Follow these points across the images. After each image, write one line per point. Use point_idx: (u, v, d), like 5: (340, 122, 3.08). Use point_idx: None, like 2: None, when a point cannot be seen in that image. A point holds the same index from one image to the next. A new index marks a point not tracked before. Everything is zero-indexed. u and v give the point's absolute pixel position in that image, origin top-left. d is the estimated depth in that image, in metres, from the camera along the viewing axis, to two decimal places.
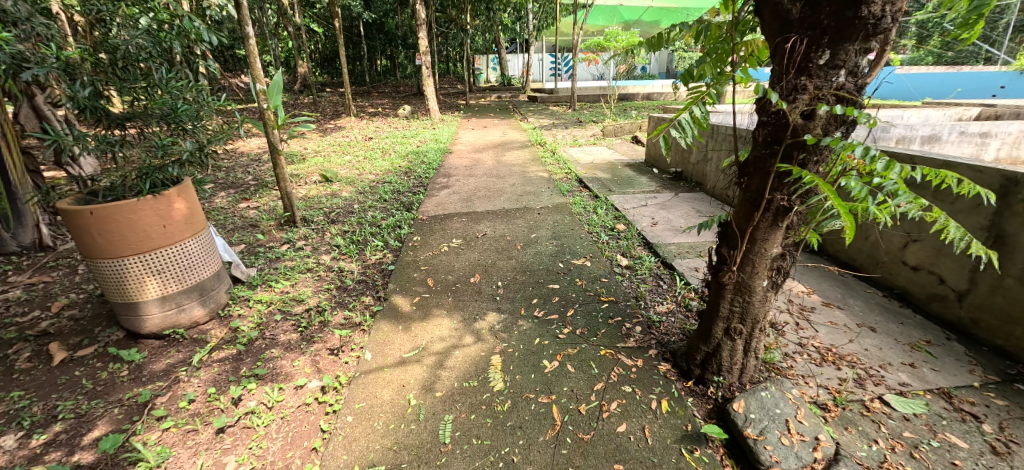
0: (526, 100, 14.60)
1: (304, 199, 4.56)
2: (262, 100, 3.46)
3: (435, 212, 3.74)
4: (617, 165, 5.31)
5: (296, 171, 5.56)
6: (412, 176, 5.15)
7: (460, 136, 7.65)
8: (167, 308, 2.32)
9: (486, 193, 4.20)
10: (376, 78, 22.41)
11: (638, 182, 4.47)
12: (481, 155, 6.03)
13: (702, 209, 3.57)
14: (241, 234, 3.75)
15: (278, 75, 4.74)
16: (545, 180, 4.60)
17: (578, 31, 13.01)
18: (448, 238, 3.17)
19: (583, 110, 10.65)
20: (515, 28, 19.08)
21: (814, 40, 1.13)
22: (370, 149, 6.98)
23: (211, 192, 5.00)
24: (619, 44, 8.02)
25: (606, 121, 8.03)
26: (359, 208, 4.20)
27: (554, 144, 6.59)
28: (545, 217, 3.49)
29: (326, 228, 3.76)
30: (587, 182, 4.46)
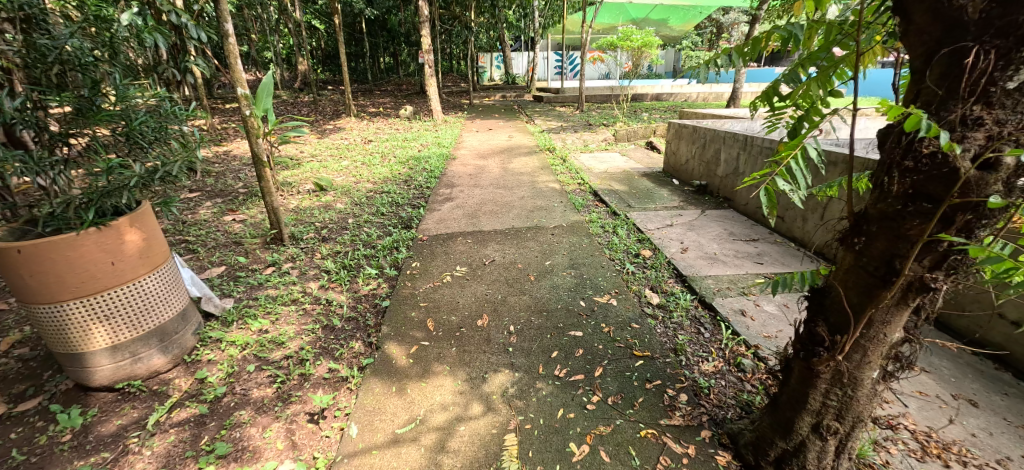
0: (532, 100, 14.24)
1: (296, 212, 4.20)
2: (245, 106, 3.07)
3: (437, 231, 3.37)
4: (633, 175, 4.92)
5: (290, 178, 5.21)
6: (413, 185, 4.78)
7: (464, 139, 7.29)
8: (119, 359, 1.99)
9: (492, 208, 3.83)
10: (378, 75, 22.08)
11: (659, 196, 4.08)
12: (486, 161, 5.66)
13: (736, 231, 3.18)
14: (222, 254, 3.40)
15: (267, 76, 4.38)
16: (557, 192, 4.22)
17: (586, 29, 12.59)
18: (451, 265, 2.80)
19: (592, 112, 10.28)
20: (521, 25, 18.64)
21: (1004, 52, 0.73)
22: (369, 154, 6.62)
23: (196, 202, 4.64)
24: (633, 43, 7.56)
25: (618, 124, 7.63)
26: (353, 223, 3.84)
27: (563, 149, 6.20)
28: (561, 239, 3.11)
29: (317, 247, 3.39)
30: (603, 196, 4.08)
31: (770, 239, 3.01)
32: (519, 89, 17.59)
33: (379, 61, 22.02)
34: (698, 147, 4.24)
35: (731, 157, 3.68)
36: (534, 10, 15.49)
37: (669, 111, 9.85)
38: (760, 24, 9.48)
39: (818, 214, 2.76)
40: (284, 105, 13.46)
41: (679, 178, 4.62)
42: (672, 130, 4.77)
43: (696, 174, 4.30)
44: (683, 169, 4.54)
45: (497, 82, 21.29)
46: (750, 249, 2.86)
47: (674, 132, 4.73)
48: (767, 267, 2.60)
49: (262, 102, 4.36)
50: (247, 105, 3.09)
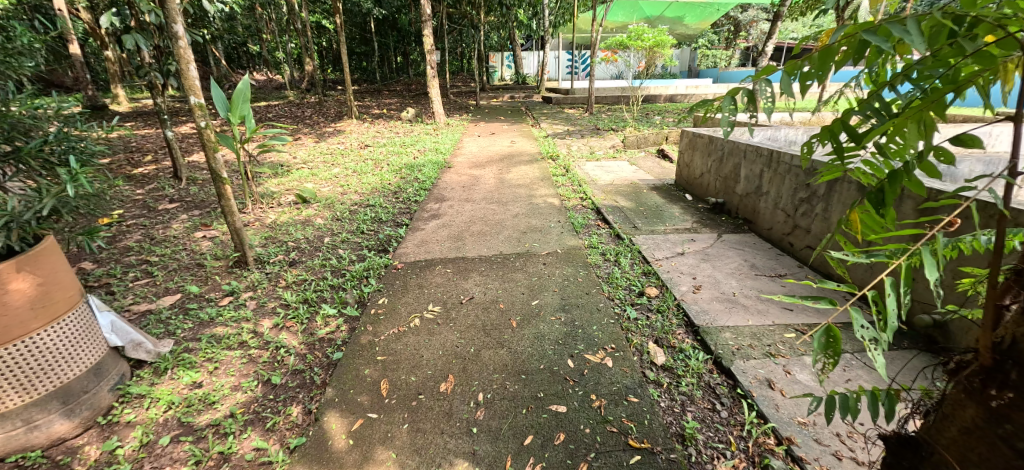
0: (540, 101, 13.83)
1: (271, 229, 3.87)
2: (200, 118, 2.75)
3: (415, 257, 2.99)
4: (641, 188, 4.48)
5: (273, 189, 4.89)
6: (401, 198, 4.41)
7: (464, 145, 6.92)
8: (10, 428, 1.65)
9: (482, 228, 3.44)
10: (388, 75, 21.91)
11: (670, 215, 3.64)
12: (483, 170, 5.29)
13: (758, 264, 2.74)
14: (182, 279, 3.09)
15: (244, 80, 4.07)
16: (555, 209, 3.82)
17: (596, 28, 12.10)
18: (423, 302, 2.42)
19: (602, 114, 9.84)
20: (531, 23, 18.18)
21: None
22: (363, 160, 6.29)
23: (171, 215, 4.37)
24: (646, 42, 7.03)
25: (628, 129, 7.16)
26: (328, 243, 3.48)
27: (567, 158, 5.77)
28: (554, 271, 2.70)
29: (282, 273, 3.04)
30: (606, 215, 3.65)
31: (800, 276, 2.57)
32: (528, 89, 17.17)
33: (388, 60, 21.80)
34: (715, 160, 3.79)
35: (753, 174, 3.23)
36: (544, 8, 15.01)
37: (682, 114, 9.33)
38: (780, 22, 8.88)
39: None
40: (289, 105, 13.29)
41: (693, 194, 4.17)
42: (685, 139, 4.32)
43: (712, 190, 3.85)
44: (697, 184, 4.09)
45: (506, 82, 20.94)
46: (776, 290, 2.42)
47: (687, 142, 4.28)
48: (798, 316, 2.16)
49: (239, 110, 4.07)
50: (202, 116, 2.76)
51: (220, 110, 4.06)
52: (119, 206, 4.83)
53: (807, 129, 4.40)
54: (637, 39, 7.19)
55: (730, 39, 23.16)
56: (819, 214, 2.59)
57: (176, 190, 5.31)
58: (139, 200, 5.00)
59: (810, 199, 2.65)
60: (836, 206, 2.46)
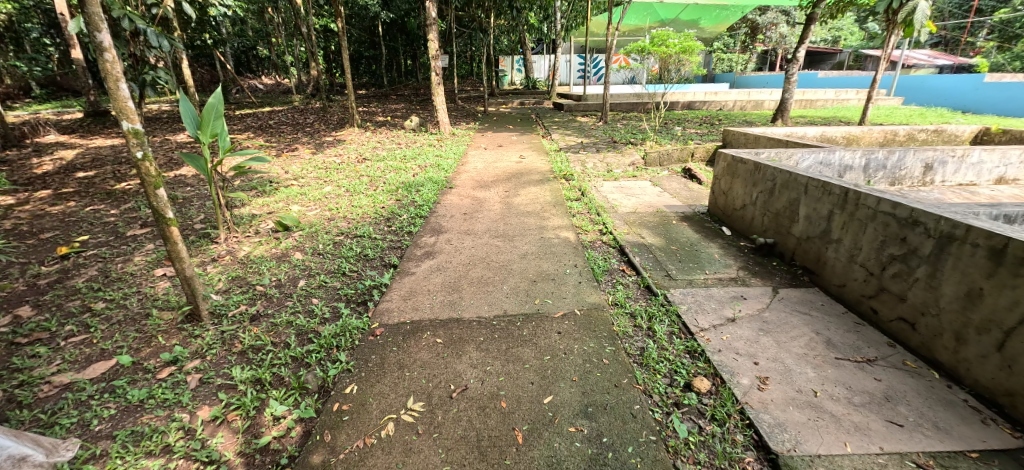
0: (551, 108, 13.28)
1: (241, 267, 3.36)
2: (134, 147, 2.21)
3: (399, 316, 2.43)
4: (669, 218, 3.88)
5: (254, 213, 4.39)
6: (392, 228, 3.86)
7: (469, 159, 6.37)
8: None
9: (484, 273, 2.87)
10: (397, 79, 21.55)
11: (709, 258, 3.05)
12: (488, 192, 4.75)
13: (836, 339, 2.14)
14: (124, 336, 2.58)
15: (217, 92, 3.52)
16: (570, 247, 3.25)
17: (611, 31, 11.49)
18: (401, 394, 1.86)
19: (617, 124, 9.25)
20: (542, 27, 17.63)
21: None
22: (358, 177, 5.77)
23: (136, 246, 3.89)
24: (672, 49, 6.28)
25: (647, 143, 6.55)
26: (301, 289, 2.94)
27: (582, 177, 5.19)
28: (572, 346, 2.12)
29: (239, 334, 2.50)
30: (633, 257, 3.07)
31: (895, 362, 1.97)
32: (539, 94, 16.65)
33: (397, 64, 21.46)
34: (762, 192, 3.20)
35: (815, 214, 2.65)
36: (555, 11, 14.47)
37: (704, 125, 8.68)
38: (813, 26, 8.20)
39: (996, 340, 1.68)
40: (292, 111, 12.90)
41: (732, 228, 3.58)
42: (722, 164, 3.72)
43: (756, 226, 3.27)
44: (736, 216, 3.52)
45: (516, 85, 20.40)
46: (871, 387, 1.82)
47: (724, 166, 3.70)
48: (915, 437, 1.56)
49: (210, 127, 3.52)
50: (136, 145, 2.22)
51: (189, 127, 3.51)
52: (86, 231, 4.36)
53: (864, 153, 3.79)
54: (660, 45, 6.44)
55: (747, 43, 22.38)
56: (920, 280, 1.99)
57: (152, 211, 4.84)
58: (110, 224, 4.54)
59: (907, 258, 2.06)
60: (949, 275, 1.86)
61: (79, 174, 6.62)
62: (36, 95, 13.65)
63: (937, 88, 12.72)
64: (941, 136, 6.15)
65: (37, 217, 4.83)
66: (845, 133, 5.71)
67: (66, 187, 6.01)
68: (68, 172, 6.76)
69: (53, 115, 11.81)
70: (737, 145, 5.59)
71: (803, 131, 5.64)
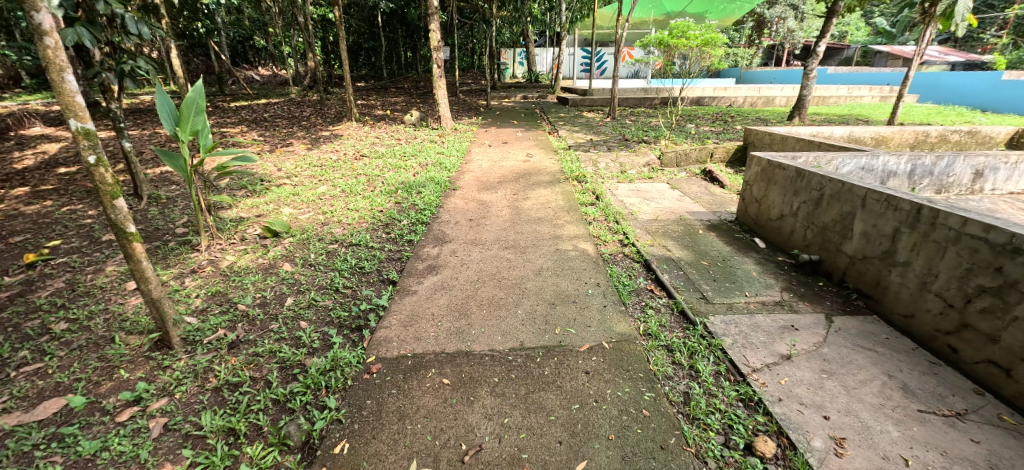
0: (556, 102, 12.89)
1: (224, 280, 3.03)
2: (85, 151, 1.86)
3: (400, 347, 2.11)
4: (694, 227, 3.55)
5: (240, 216, 4.04)
6: (391, 236, 3.52)
7: (473, 157, 6.02)
8: None
9: (495, 293, 2.53)
10: (397, 71, 21.09)
11: (747, 277, 2.73)
12: (495, 194, 4.41)
13: (912, 384, 1.81)
14: (84, 366, 2.25)
15: (196, 84, 3.19)
16: (589, 262, 2.92)
17: (620, 23, 11.07)
18: (401, 456, 1.53)
19: (626, 120, 8.88)
20: (546, 18, 17.15)
21: None
22: (355, 176, 5.41)
23: (110, 253, 3.54)
24: (693, 41, 5.84)
25: (662, 142, 6.19)
26: (288, 309, 2.60)
27: (595, 178, 4.85)
28: (604, 391, 1.79)
29: (214, 366, 2.17)
30: (662, 275, 2.74)
31: (991, 418, 1.65)
32: (543, 87, 16.24)
33: (396, 56, 20.97)
34: (805, 202, 2.88)
35: (873, 231, 2.34)
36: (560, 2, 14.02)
37: (718, 122, 8.31)
38: (834, 19, 7.82)
39: None
40: (289, 104, 12.48)
41: (766, 239, 3.27)
42: (756, 168, 3.41)
43: (797, 239, 2.96)
44: (771, 226, 3.22)
45: (519, 79, 19.97)
46: (972, 454, 1.50)
47: (757, 171, 3.39)
48: None
49: (190, 123, 3.18)
50: (88, 148, 1.88)
51: (165, 123, 3.15)
52: (59, 235, 4.01)
53: (910, 158, 3.47)
54: (680, 37, 5.99)
55: (754, 36, 21.87)
56: (1021, 319, 1.66)
57: (132, 212, 4.46)
58: (86, 226, 4.19)
59: (1002, 292, 1.73)
60: None
61: (60, 170, 6.25)
62: (24, 84, 13.18)
63: (950, 85, 12.36)
64: (976, 137, 5.83)
65: (9, 218, 4.47)
66: (874, 134, 5.40)
67: (45, 184, 5.64)
68: (49, 168, 6.38)
69: (42, 106, 11.41)
70: (761, 145, 5.23)
71: (831, 131, 5.32)
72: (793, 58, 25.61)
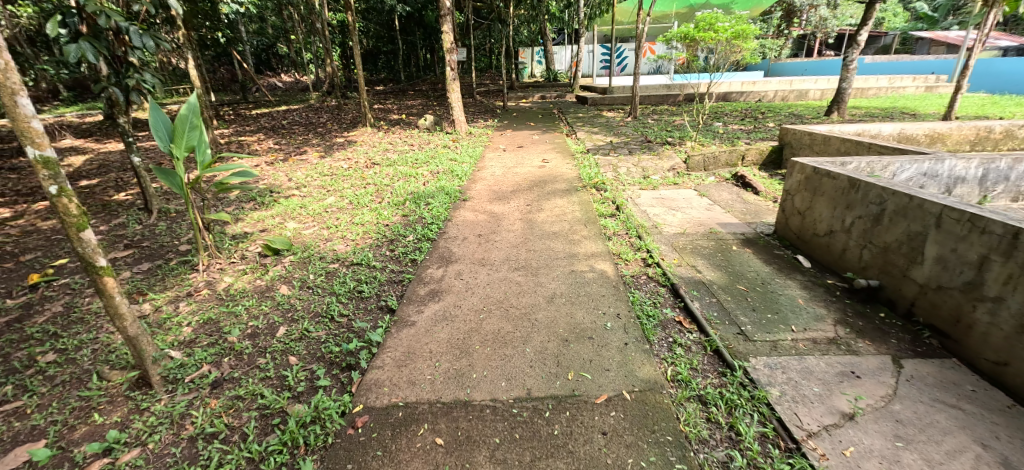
0: (574, 101, 12.53)
1: (219, 305, 2.87)
2: (45, 182, 1.67)
3: (392, 392, 1.87)
4: (727, 242, 3.19)
5: (244, 232, 3.91)
6: (395, 254, 3.29)
7: (486, 163, 5.78)
8: None
9: (501, 326, 2.26)
10: (415, 75, 21.11)
11: (792, 307, 2.38)
12: (507, 205, 4.15)
13: (1016, 458, 1.44)
14: (60, 407, 2.10)
15: (191, 99, 3.07)
16: (608, 286, 2.62)
17: (641, 18, 10.62)
18: None
19: (647, 119, 8.46)
20: (564, 16, 16.78)
21: None
22: (364, 185, 5.24)
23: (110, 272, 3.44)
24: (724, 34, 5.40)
25: (688, 143, 5.78)
26: (278, 341, 2.40)
27: (616, 186, 4.53)
28: (625, 461, 1.49)
29: (192, 411, 1.98)
30: (692, 303, 2.41)
31: None
32: (561, 86, 15.89)
33: (414, 58, 20.98)
34: (860, 218, 2.51)
35: (951, 256, 1.97)
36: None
37: (747, 120, 7.81)
38: (877, 5, 7.21)
39: None
40: (307, 110, 12.56)
41: (811, 258, 2.90)
42: (798, 176, 3.04)
43: (850, 258, 2.59)
44: (817, 242, 2.86)
45: (537, 78, 19.65)
46: None
47: (800, 179, 3.03)
48: None
49: (185, 139, 3.05)
50: (49, 178, 1.69)
51: (160, 141, 3.04)
52: (67, 252, 3.97)
53: (982, 162, 3.02)
54: (708, 29, 5.56)
55: (783, 27, 20.86)
56: None
57: (141, 227, 4.40)
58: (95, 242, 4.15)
59: None
60: None
61: (82, 183, 6.33)
62: (62, 97, 13.75)
63: (1000, 71, 11.51)
64: None
65: (25, 234, 4.48)
66: (928, 130, 4.89)
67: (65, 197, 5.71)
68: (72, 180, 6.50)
69: (76, 118, 11.83)
70: (799, 146, 4.73)
71: (878, 129, 4.83)
72: (826, 48, 24.34)
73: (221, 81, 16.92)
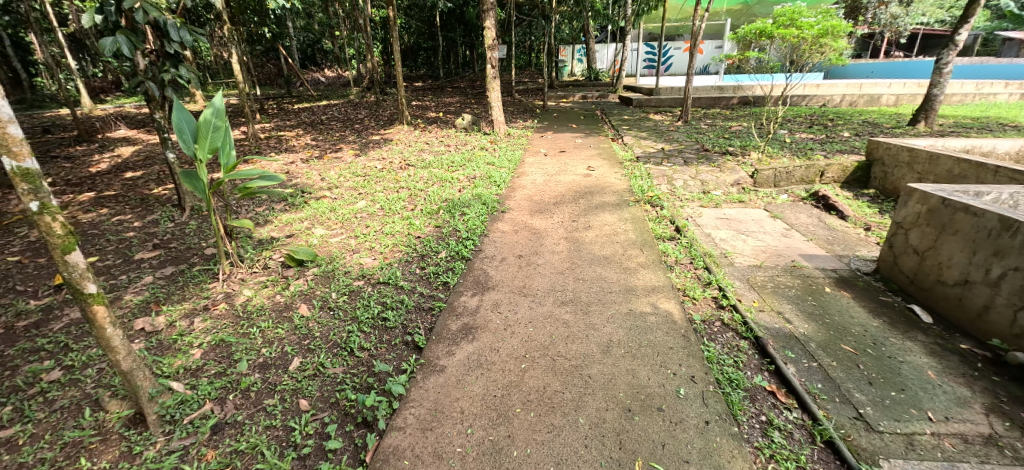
0: (618, 102, 11.91)
1: (235, 322, 2.63)
2: (25, 196, 1.44)
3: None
4: (818, 282, 2.64)
5: (270, 238, 3.69)
6: (425, 274, 2.95)
7: (526, 169, 5.39)
8: None
9: (546, 382, 1.87)
10: (453, 71, 20.95)
11: (921, 382, 1.85)
12: (550, 219, 3.74)
13: None
14: (47, 442, 1.86)
15: (216, 99, 2.85)
16: (675, 334, 2.16)
17: (697, 14, 9.90)
18: None
19: (700, 124, 7.81)
20: (609, 12, 16.11)
21: None
22: (397, 189, 4.97)
23: (133, 276, 3.29)
24: (809, 31, 4.75)
25: (753, 154, 5.16)
26: (290, 377, 2.10)
27: (672, 202, 4.03)
28: None
29: (185, 464, 1.68)
30: (787, 366, 1.93)
31: None
32: (604, 86, 15.26)
33: (453, 55, 20.85)
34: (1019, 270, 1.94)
35: None
36: None
37: (815, 128, 7.02)
38: None
39: None
40: (347, 106, 12.58)
41: (934, 311, 2.33)
42: (917, 206, 2.47)
43: (995, 319, 2.03)
44: (943, 292, 2.29)
45: (578, 76, 19.03)
46: None
47: (920, 210, 2.46)
48: None
49: (208, 140, 2.82)
50: (30, 193, 1.45)
51: (183, 142, 2.82)
52: (98, 249, 3.89)
53: None
54: (787, 25, 4.93)
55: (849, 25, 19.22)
56: None
57: (172, 226, 4.31)
58: (127, 239, 4.06)
59: None
60: None
61: (127, 175, 6.43)
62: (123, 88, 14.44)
63: None
64: None
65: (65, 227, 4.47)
66: None
67: (109, 189, 5.79)
68: (119, 172, 6.62)
69: (133, 109, 12.36)
70: (892, 163, 4.06)
71: (992, 145, 4.09)
72: (897, 48, 22.30)
73: (268, 75, 17.37)
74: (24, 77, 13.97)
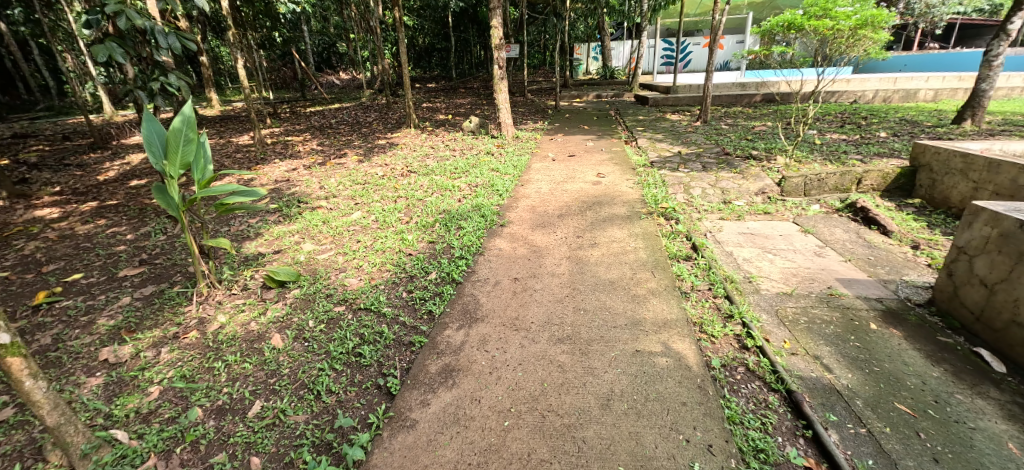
0: (633, 101, 11.45)
1: (203, 354, 2.42)
2: None
3: None
4: (859, 315, 2.26)
5: (255, 255, 3.48)
6: (411, 299, 2.69)
7: (531, 176, 5.09)
8: None
9: (532, 448, 1.57)
10: (466, 72, 20.71)
11: (1001, 459, 1.46)
12: (552, 234, 3.43)
13: None
14: None
15: (187, 109, 2.64)
16: (691, 384, 1.82)
17: (719, 7, 9.37)
18: None
19: (720, 124, 7.35)
20: (625, 8, 15.59)
21: None
22: (395, 198, 4.73)
23: (111, 297, 3.12)
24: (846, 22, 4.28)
25: (779, 159, 4.73)
26: (246, 428, 1.86)
27: (688, 214, 3.66)
28: None
29: None
30: (828, 433, 1.58)
31: None
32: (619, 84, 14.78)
33: (466, 56, 20.65)
34: None
35: None
36: None
37: (847, 127, 6.48)
38: None
39: None
40: (357, 109, 12.51)
41: (1008, 357, 1.93)
42: (986, 230, 2.06)
43: None
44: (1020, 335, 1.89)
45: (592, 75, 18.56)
46: None
47: (988, 235, 2.05)
48: None
49: (179, 155, 2.63)
50: None
51: (153, 157, 2.64)
52: (85, 265, 3.76)
53: None
54: (820, 18, 4.48)
55: None
56: None
57: (163, 239, 4.16)
58: (116, 254, 3.93)
59: None
60: None
61: (133, 183, 6.40)
62: None
63: None
64: None
65: (60, 239, 4.40)
66: None
67: (112, 198, 5.73)
68: (125, 180, 6.60)
69: None
70: (940, 170, 3.60)
71: None
72: (932, 39, 21.06)
73: (283, 78, 17.49)
74: (53, 84, 14.39)
